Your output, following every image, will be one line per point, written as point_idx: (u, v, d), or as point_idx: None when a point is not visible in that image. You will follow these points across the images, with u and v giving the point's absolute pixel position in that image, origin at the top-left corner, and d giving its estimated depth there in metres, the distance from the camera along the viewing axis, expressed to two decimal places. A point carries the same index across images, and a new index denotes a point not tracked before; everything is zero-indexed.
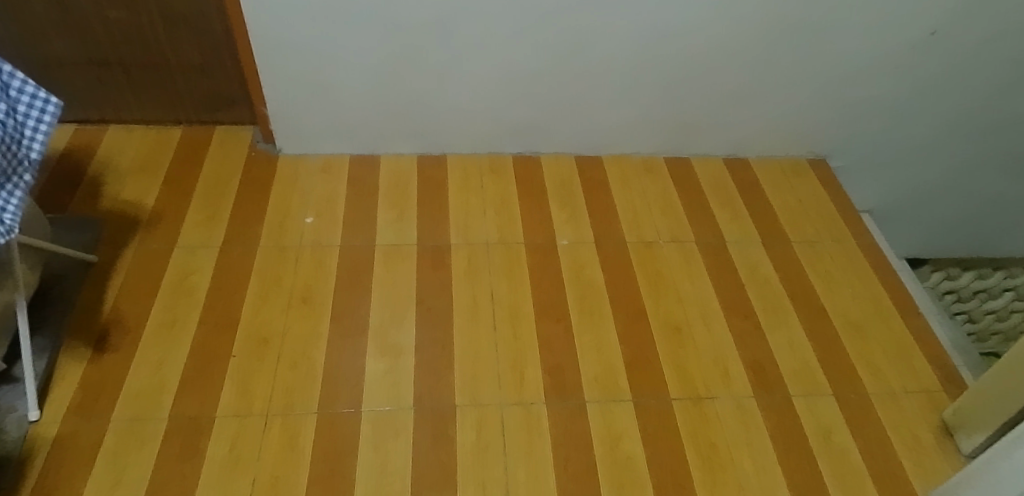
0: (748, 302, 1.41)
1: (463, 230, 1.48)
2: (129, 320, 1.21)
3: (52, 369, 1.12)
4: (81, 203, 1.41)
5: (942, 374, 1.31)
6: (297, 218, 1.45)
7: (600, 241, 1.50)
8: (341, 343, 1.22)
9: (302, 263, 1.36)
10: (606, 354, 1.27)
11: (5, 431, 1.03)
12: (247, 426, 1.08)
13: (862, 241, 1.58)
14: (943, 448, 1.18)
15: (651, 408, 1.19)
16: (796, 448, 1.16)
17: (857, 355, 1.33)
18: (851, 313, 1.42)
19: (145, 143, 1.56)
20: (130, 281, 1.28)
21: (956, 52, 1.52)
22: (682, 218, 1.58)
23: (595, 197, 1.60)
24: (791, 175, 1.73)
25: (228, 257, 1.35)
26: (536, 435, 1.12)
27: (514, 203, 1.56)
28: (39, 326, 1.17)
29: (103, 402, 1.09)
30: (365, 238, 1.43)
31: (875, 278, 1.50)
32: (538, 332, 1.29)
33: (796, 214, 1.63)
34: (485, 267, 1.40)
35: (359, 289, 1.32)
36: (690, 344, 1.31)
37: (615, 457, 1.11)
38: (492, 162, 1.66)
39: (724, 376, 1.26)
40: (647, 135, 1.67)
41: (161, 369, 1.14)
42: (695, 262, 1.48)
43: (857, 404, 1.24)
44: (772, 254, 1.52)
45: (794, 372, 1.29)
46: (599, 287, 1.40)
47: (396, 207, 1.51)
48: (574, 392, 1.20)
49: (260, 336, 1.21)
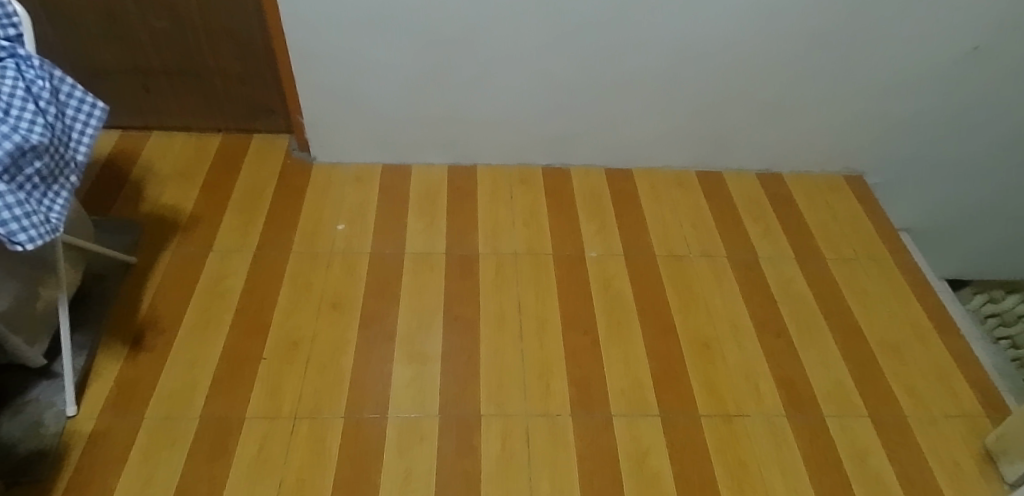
0: (780, 318, 1.38)
1: (492, 239, 1.48)
2: (165, 320, 1.24)
3: (90, 366, 1.15)
4: (123, 206, 1.45)
5: (984, 398, 1.27)
6: (328, 225, 1.47)
7: (629, 253, 1.48)
8: (369, 350, 1.23)
9: (334, 269, 1.37)
10: (634, 367, 1.26)
11: (43, 426, 1.06)
12: (275, 428, 1.09)
13: (900, 260, 1.54)
14: (986, 476, 1.14)
15: (678, 425, 1.17)
16: (829, 470, 1.13)
17: (893, 376, 1.29)
18: (887, 333, 1.38)
19: (184, 150, 1.61)
20: (167, 282, 1.30)
21: (1000, 69, 1.49)
22: (712, 232, 1.56)
23: (624, 210, 1.59)
24: (825, 191, 1.70)
25: (261, 261, 1.37)
26: (560, 447, 1.11)
27: (542, 214, 1.56)
28: (79, 325, 1.20)
29: (138, 399, 1.11)
30: (395, 245, 1.44)
31: (914, 297, 1.46)
32: (565, 344, 1.28)
33: (831, 231, 1.59)
34: (513, 278, 1.40)
35: (388, 297, 1.33)
36: (719, 360, 1.29)
37: (641, 473, 1.09)
38: (521, 173, 1.66)
39: (755, 394, 1.23)
40: (679, 148, 1.66)
41: (194, 369, 1.16)
42: (726, 277, 1.46)
43: (893, 427, 1.20)
44: (805, 270, 1.49)
45: (828, 391, 1.25)
46: (626, 301, 1.38)
47: (426, 216, 1.52)
48: (601, 406, 1.18)
49: (291, 340, 1.23)
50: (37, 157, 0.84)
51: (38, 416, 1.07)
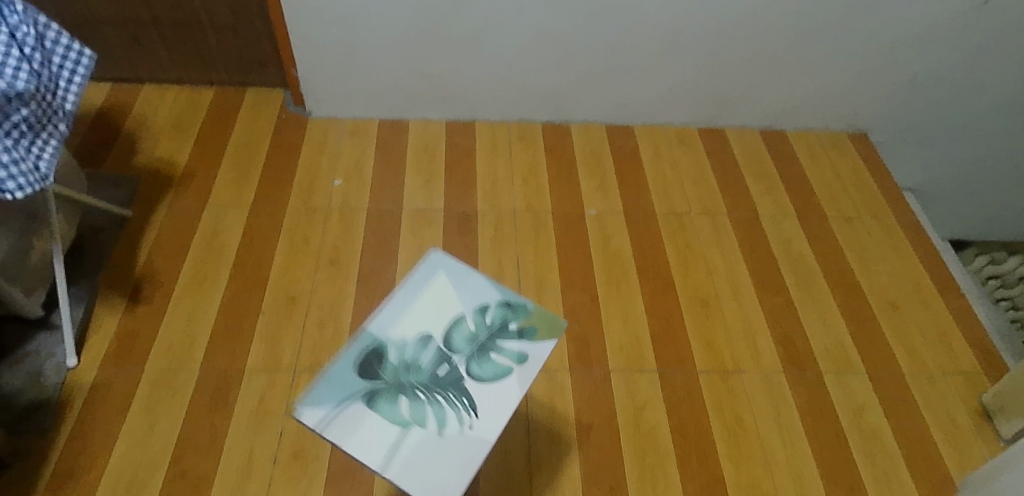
0: (780, 276, 1.37)
1: (491, 196, 1.47)
2: (162, 274, 1.23)
3: (89, 318, 1.15)
4: (117, 160, 1.44)
5: (982, 355, 1.27)
6: (324, 181, 1.45)
7: (630, 210, 1.47)
8: (367, 305, 1.23)
9: (331, 224, 1.36)
10: (632, 324, 1.26)
11: (45, 376, 1.06)
12: (276, 381, 1.10)
13: (903, 219, 1.53)
14: (981, 432, 1.15)
15: (676, 380, 1.17)
16: (826, 425, 1.14)
17: (892, 334, 1.29)
18: (887, 291, 1.37)
19: (178, 104, 1.58)
20: (164, 237, 1.30)
21: (1013, 23, 1.44)
22: (714, 189, 1.54)
23: (625, 167, 1.57)
24: (829, 148, 1.68)
25: (257, 217, 1.36)
26: (558, 401, 1.12)
27: (542, 171, 1.54)
28: (76, 278, 1.20)
29: (138, 351, 1.12)
30: (392, 201, 1.43)
31: (915, 256, 1.45)
32: (564, 300, 1.28)
33: (833, 189, 1.58)
34: (512, 235, 1.39)
35: (386, 253, 1.32)
36: (718, 316, 1.29)
37: (638, 427, 1.10)
38: (520, 129, 1.64)
39: (753, 350, 1.24)
40: (681, 105, 1.64)
41: (193, 322, 1.17)
42: (727, 235, 1.44)
43: (890, 384, 1.21)
44: (806, 228, 1.48)
45: (826, 348, 1.25)
46: (626, 258, 1.37)
47: (424, 172, 1.50)
48: (599, 361, 1.19)
49: (289, 295, 1.23)
50: (24, 104, 0.83)
51: (38, 366, 1.07)
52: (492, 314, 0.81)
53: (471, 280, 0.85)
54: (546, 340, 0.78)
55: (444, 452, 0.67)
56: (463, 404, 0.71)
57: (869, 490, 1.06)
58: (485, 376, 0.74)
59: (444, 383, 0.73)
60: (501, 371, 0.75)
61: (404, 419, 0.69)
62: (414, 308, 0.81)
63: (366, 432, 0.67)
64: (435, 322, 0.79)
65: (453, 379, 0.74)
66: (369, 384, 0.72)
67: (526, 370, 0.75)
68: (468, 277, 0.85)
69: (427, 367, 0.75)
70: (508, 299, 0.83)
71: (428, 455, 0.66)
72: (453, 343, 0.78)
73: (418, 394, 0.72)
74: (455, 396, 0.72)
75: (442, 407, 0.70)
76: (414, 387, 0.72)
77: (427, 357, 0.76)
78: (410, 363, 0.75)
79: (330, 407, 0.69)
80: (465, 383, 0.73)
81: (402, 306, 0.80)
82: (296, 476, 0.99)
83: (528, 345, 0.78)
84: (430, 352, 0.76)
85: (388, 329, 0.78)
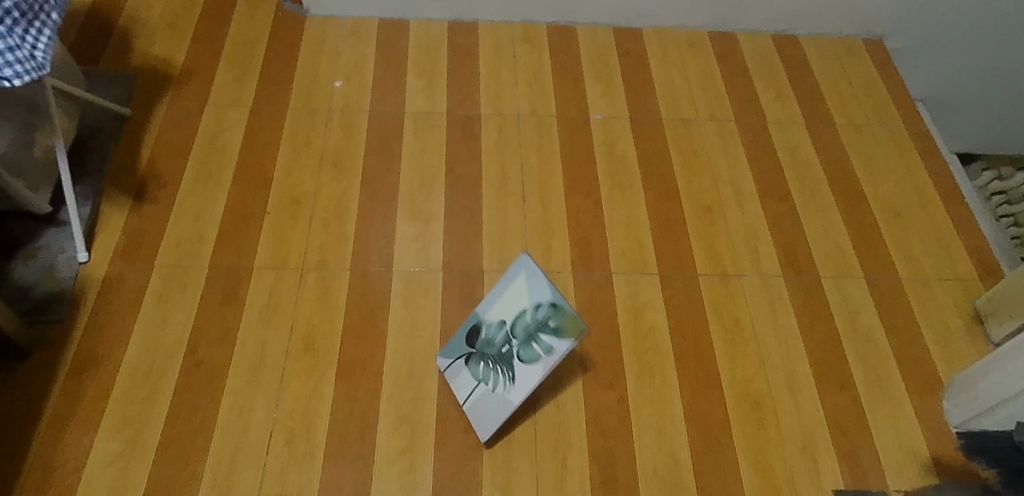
0: (785, 183, 1.37)
1: (494, 100, 1.44)
2: (166, 174, 1.23)
3: (96, 215, 1.16)
4: (112, 58, 1.41)
5: (980, 262, 1.28)
6: (325, 84, 1.43)
7: (636, 116, 1.45)
8: (371, 207, 1.24)
9: (333, 127, 1.35)
10: (635, 228, 1.26)
11: (57, 270, 1.08)
12: (284, 278, 1.12)
13: (913, 128, 1.50)
14: (972, 334, 1.17)
15: (676, 282, 1.19)
16: (822, 326, 1.16)
17: (892, 241, 1.30)
18: (890, 199, 1.37)
19: (171, 3, 1.53)
20: (165, 138, 1.29)
21: None
22: (721, 95, 1.51)
23: (631, 73, 1.53)
24: (841, 54, 1.64)
25: (258, 119, 1.34)
26: (561, 299, 1.14)
27: (547, 75, 1.51)
28: (80, 176, 1.20)
29: (147, 248, 1.13)
30: (394, 104, 1.41)
31: (922, 165, 1.44)
32: (567, 203, 1.28)
33: (844, 97, 1.55)
34: (516, 139, 1.37)
35: (390, 155, 1.32)
36: (720, 221, 1.29)
37: (638, 325, 1.13)
38: (525, 32, 1.59)
39: (754, 255, 1.25)
40: (691, 5, 1.58)
41: (199, 221, 1.18)
42: (733, 141, 1.43)
43: (887, 288, 1.23)
44: (814, 135, 1.46)
45: (825, 253, 1.27)
46: (630, 164, 1.36)
47: (426, 76, 1.47)
48: (601, 263, 1.20)
49: (293, 196, 1.23)
50: None
51: (50, 260, 1.09)
52: (542, 311, 0.88)
53: (539, 283, 0.89)
54: (568, 341, 0.84)
55: (493, 408, 0.94)
56: (509, 378, 0.93)
57: (860, 385, 1.09)
58: (529, 360, 0.90)
59: (506, 359, 0.94)
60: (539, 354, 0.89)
61: (478, 378, 0.98)
62: (505, 297, 0.95)
63: (460, 384, 1.00)
64: (510, 312, 0.94)
65: (507, 362, 0.94)
66: (469, 350, 1.00)
67: (551, 359, 0.87)
68: (539, 280, 0.90)
69: (499, 345, 0.96)
70: (555, 300, 0.86)
71: (486, 410, 0.95)
72: (515, 328, 0.93)
73: (490, 363, 0.97)
74: (504, 375, 0.94)
75: (499, 378, 0.95)
76: (490, 357, 0.97)
77: (501, 336, 0.96)
78: (491, 339, 0.97)
79: (450, 367, 1.02)
80: (515, 363, 0.92)
81: (496, 296, 0.97)
82: (308, 367, 1.02)
83: (556, 342, 0.86)
84: (504, 332, 0.95)
85: (486, 311, 0.99)
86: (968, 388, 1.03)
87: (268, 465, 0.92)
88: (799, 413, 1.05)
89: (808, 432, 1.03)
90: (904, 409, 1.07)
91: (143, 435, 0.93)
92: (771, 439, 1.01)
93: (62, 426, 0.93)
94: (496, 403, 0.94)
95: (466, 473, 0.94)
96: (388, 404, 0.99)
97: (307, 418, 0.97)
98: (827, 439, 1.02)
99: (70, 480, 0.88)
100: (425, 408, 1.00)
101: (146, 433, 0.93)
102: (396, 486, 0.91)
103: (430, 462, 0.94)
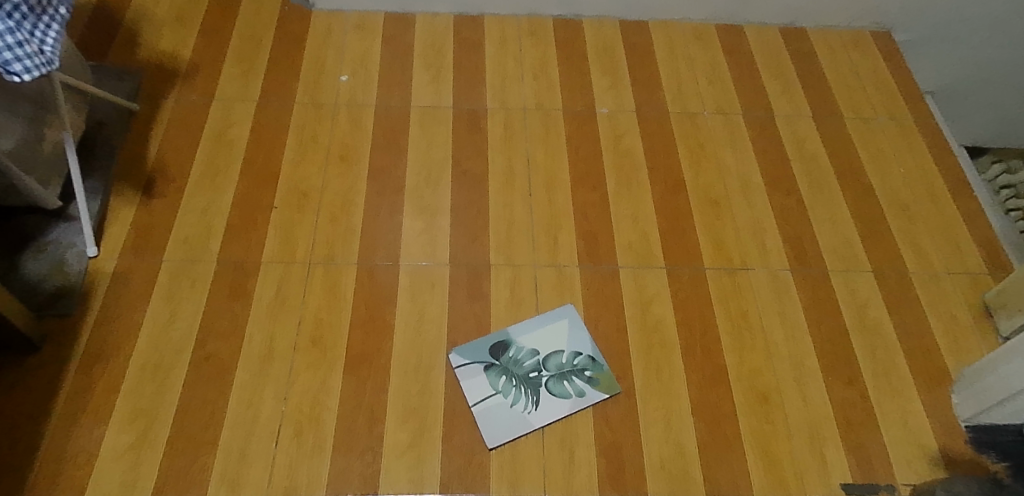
0: (792, 176, 1.36)
1: (500, 94, 1.44)
2: (173, 169, 1.24)
3: (105, 210, 1.17)
4: (119, 53, 1.41)
5: (989, 256, 1.27)
6: (331, 77, 1.43)
7: (642, 109, 1.44)
8: (378, 201, 1.24)
9: (339, 122, 1.35)
10: (642, 222, 1.26)
11: (67, 264, 1.09)
12: (292, 272, 1.13)
13: (922, 121, 1.49)
14: (981, 328, 1.17)
15: (683, 276, 1.19)
16: (829, 320, 1.16)
17: (901, 234, 1.29)
18: (899, 192, 1.36)
19: None
20: (172, 133, 1.29)
21: None
22: (729, 88, 1.51)
23: (638, 66, 1.53)
24: (849, 46, 1.63)
25: (264, 113, 1.34)
26: (567, 293, 1.14)
27: (553, 68, 1.50)
28: (89, 171, 1.20)
29: (156, 243, 1.14)
30: (401, 98, 1.41)
31: (931, 158, 1.43)
32: (573, 197, 1.28)
33: (851, 89, 1.54)
34: (522, 133, 1.37)
35: (396, 149, 1.32)
36: (727, 215, 1.29)
37: (645, 319, 1.12)
38: (531, 25, 1.59)
39: (761, 249, 1.24)
40: None
41: (207, 216, 1.18)
42: (740, 134, 1.42)
43: (896, 282, 1.22)
44: (822, 128, 1.45)
45: (833, 247, 1.26)
46: (637, 157, 1.36)
47: (431, 69, 1.47)
48: (607, 257, 1.20)
49: (300, 190, 1.23)
50: None
51: (60, 255, 1.10)
52: (580, 359, 1.07)
53: (580, 333, 1.10)
54: (602, 392, 1.03)
55: (507, 417, 0.99)
56: (533, 402, 1.02)
57: (868, 379, 1.09)
58: (559, 394, 1.03)
59: (533, 384, 1.04)
60: (573, 395, 1.03)
61: (497, 388, 1.03)
62: (541, 332, 1.09)
63: (474, 385, 1.02)
64: (549, 345, 1.08)
65: (536, 388, 1.04)
66: (491, 360, 1.05)
67: (583, 402, 1.02)
68: (582, 330, 1.10)
69: (527, 369, 1.06)
70: (596, 355, 1.08)
71: (499, 419, 0.99)
72: (549, 363, 1.07)
73: (514, 381, 1.04)
74: (529, 397, 1.02)
75: (521, 398, 1.02)
76: (515, 376, 1.05)
77: (531, 363, 1.07)
78: (520, 361, 1.06)
79: (468, 362, 1.05)
80: (543, 392, 1.03)
81: (532, 327, 1.10)
82: (316, 361, 1.03)
83: (589, 389, 1.03)
84: (535, 362, 1.07)
85: (520, 336, 1.09)
86: (977, 382, 1.02)
87: (277, 458, 0.92)
88: (806, 407, 1.05)
89: (816, 426, 1.03)
90: (913, 404, 1.06)
91: (153, 429, 0.94)
92: (779, 433, 1.01)
93: (73, 419, 0.94)
94: (511, 417, 0.99)
95: (474, 466, 0.94)
96: (396, 397, 1.00)
97: (316, 411, 0.97)
98: (835, 433, 1.02)
99: (82, 472, 0.89)
100: (432, 401, 1.00)
101: (157, 426, 0.94)
102: (404, 479, 0.92)
103: (437, 455, 0.95)
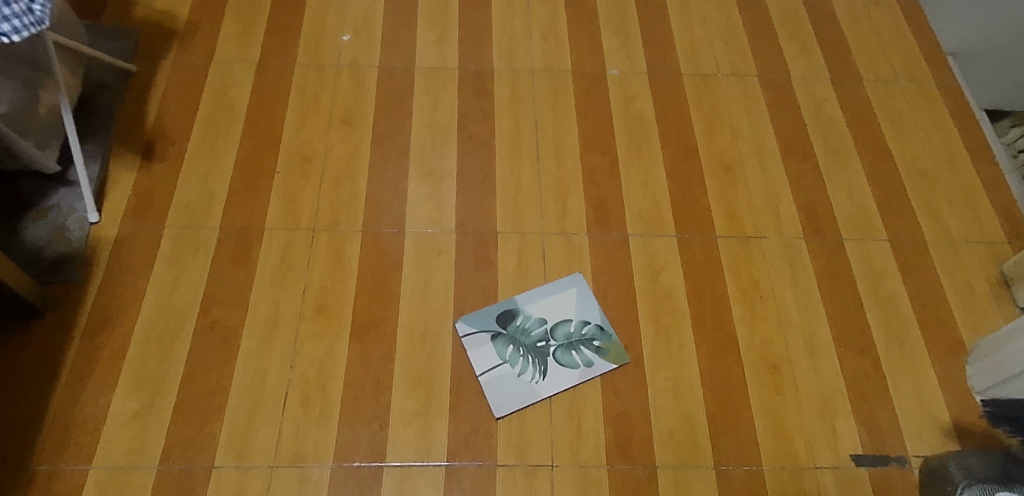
0: (809, 141, 1.32)
1: (507, 54, 1.39)
2: (173, 133, 1.21)
3: (105, 175, 1.15)
4: (116, 12, 1.37)
5: (1009, 224, 1.23)
6: (333, 37, 1.38)
7: (654, 71, 1.39)
8: (382, 166, 1.21)
9: (341, 84, 1.31)
10: (652, 189, 1.23)
11: (69, 230, 1.07)
12: (295, 239, 1.11)
13: (944, 84, 1.44)
14: (998, 299, 1.14)
15: (694, 244, 1.16)
16: (843, 289, 1.13)
17: (918, 202, 1.25)
18: (919, 158, 1.32)
19: None
20: (171, 95, 1.26)
21: None
22: (745, 49, 1.45)
23: (650, 26, 1.47)
24: (870, 6, 1.56)
25: (264, 75, 1.30)
26: (576, 262, 1.12)
27: (561, 28, 1.45)
28: (88, 135, 1.18)
29: (157, 208, 1.12)
30: (405, 59, 1.36)
31: (953, 122, 1.38)
32: (583, 163, 1.25)
33: (872, 51, 1.48)
34: (529, 96, 1.33)
35: (400, 113, 1.28)
36: (741, 181, 1.25)
37: (655, 289, 1.10)
38: None
39: (775, 216, 1.21)
40: None
41: (209, 181, 1.16)
42: (755, 97, 1.38)
43: (912, 251, 1.19)
44: (840, 91, 1.40)
45: (850, 215, 1.23)
46: (648, 121, 1.32)
47: (436, 29, 1.42)
48: (617, 224, 1.17)
49: (302, 155, 1.20)
50: None
51: (61, 221, 1.08)
52: (589, 328, 1.05)
53: (588, 302, 1.08)
54: (610, 362, 1.02)
55: (515, 386, 0.98)
56: (541, 371, 1.01)
57: (880, 349, 1.07)
58: (567, 364, 1.02)
59: (541, 354, 1.03)
60: (581, 365, 1.01)
61: (504, 357, 1.01)
62: (549, 301, 1.08)
63: (481, 354, 1.01)
64: (557, 314, 1.07)
65: (544, 357, 1.02)
66: (499, 330, 1.04)
67: (591, 372, 1.01)
68: (590, 299, 1.08)
69: (535, 338, 1.05)
70: (604, 324, 1.06)
71: (506, 389, 0.98)
72: (557, 332, 1.05)
73: (522, 351, 1.03)
74: (537, 367, 1.01)
75: (530, 367, 1.01)
76: (522, 345, 1.03)
77: (539, 332, 1.05)
78: (528, 330, 1.05)
79: (475, 330, 1.03)
80: (551, 362, 1.02)
81: (540, 296, 1.08)
82: (321, 329, 1.02)
83: (598, 359, 1.02)
84: (543, 331, 1.05)
85: (528, 304, 1.07)
86: (993, 354, 1.00)
87: (284, 425, 0.92)
88: (818, 377, 1.03)
89: (827, 397, 1.01)
90: (926, 375, 1.04)
91: (159, 396, 0.93)
92: (789, 403, 1.00)
93: (79, 386, 0.94)
94: (519, 386, 0.98)
95: (481, 436, 0.93)
96: (402, 366, 0.99)
97: (322, 379, 0.97)
98: (846, 404, 1.01)
99: (90, 438, 0.89)
100: (440, 370, 0.99)
101: (163, 393, 0.94)
102: (412, 448, 0.92)
103: (445, 424, 0.94)
